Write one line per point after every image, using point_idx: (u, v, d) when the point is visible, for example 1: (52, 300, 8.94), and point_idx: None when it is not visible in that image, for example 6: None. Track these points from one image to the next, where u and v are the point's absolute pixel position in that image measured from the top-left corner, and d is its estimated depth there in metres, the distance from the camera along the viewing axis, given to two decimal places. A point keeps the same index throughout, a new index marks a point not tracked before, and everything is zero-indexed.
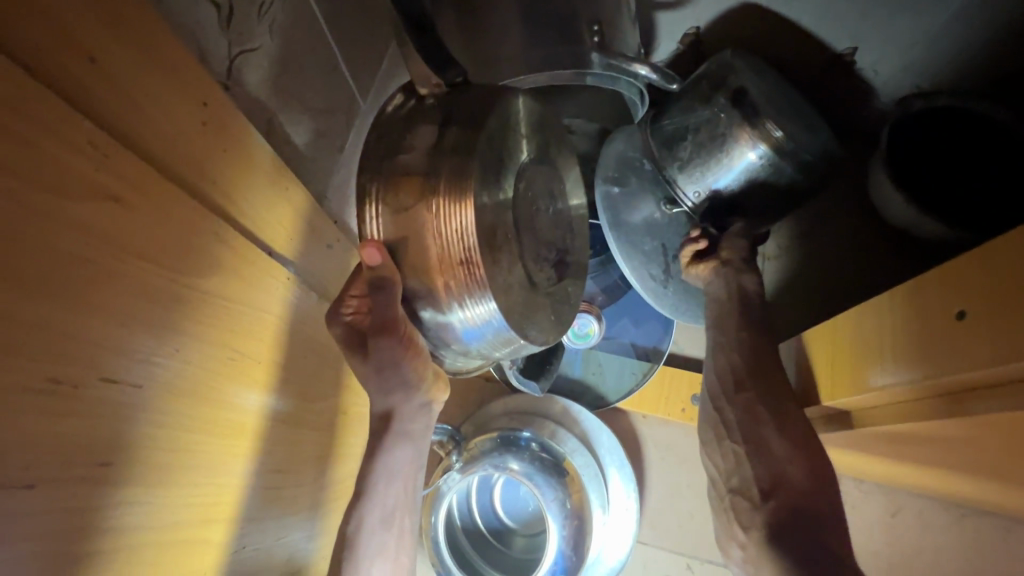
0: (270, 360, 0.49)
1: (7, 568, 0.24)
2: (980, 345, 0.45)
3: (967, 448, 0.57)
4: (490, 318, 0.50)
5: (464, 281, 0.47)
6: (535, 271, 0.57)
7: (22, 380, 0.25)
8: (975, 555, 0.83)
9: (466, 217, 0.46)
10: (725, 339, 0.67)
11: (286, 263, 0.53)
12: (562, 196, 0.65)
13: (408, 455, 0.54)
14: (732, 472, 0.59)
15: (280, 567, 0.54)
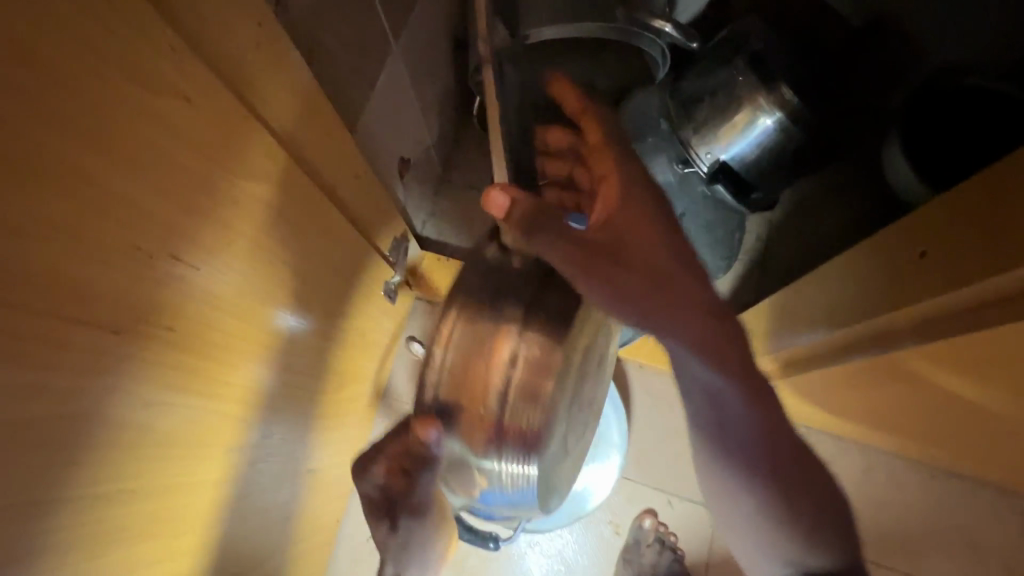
0: (303, 273, 0.56)
1: (92, 390, 0.33)
2: (935, 275, 0.50)
3: (923, 401, 0.63)
4: (523, 479, 0.49)
5: (514, 452, 0.46)
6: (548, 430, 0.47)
7: (119, 245, 0.32)
8: (927, 506, 0.93)
9: (534, 420, 0.45)
10: (686, 372, 0.49)
11: (326, 188, 0.58)
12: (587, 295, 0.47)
13: None
14: (739, 529, 0.54)
15: (293, 455, 0.63)
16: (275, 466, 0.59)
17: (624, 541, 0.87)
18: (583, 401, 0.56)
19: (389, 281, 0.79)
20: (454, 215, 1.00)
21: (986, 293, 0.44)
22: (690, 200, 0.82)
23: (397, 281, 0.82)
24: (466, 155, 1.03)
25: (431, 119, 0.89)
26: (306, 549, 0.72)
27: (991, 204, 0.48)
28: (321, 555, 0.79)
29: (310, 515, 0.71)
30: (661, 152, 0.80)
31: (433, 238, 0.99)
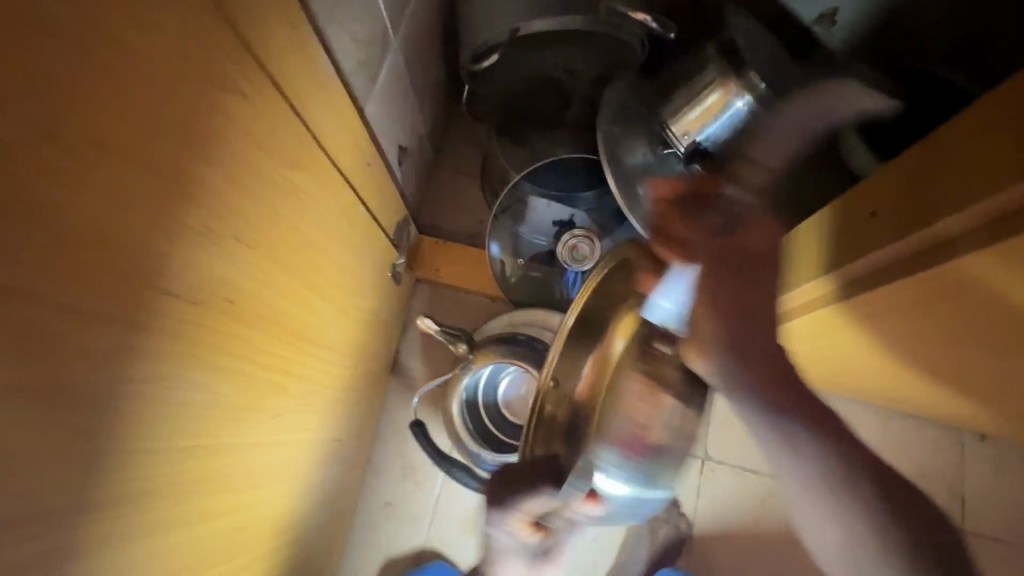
0: (331, 255, 0.60)
1: (175, 352, 0.38)
2: (984, 188, 0.43)
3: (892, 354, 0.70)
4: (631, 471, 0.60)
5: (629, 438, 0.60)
6: (658, 464, 0.62)
7: (193, 224, 0.37)
8: (932, 468, 0.95)
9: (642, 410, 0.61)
10: (731, 374, 0.52)
11: (347, 175, 0.62)
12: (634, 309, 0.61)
13: None
14: (821, 532, 0.52)
15: (327, 424, 0.68)
16: (310, 436, 0.64)
17: None
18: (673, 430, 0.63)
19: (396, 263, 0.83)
20: (450, 200, 1.04)
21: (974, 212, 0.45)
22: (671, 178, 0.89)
23: (402, 263, 0.86)
24: (460, 142, 1.08)
25: (426, 107, 0.94)
26: (331, 514, 0.78)
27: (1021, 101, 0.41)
28: (343, 522, 0.84)
29: (335, 483, 0.77)
30: (642, 134, 0.88)
31: (431, 222, 1.03)
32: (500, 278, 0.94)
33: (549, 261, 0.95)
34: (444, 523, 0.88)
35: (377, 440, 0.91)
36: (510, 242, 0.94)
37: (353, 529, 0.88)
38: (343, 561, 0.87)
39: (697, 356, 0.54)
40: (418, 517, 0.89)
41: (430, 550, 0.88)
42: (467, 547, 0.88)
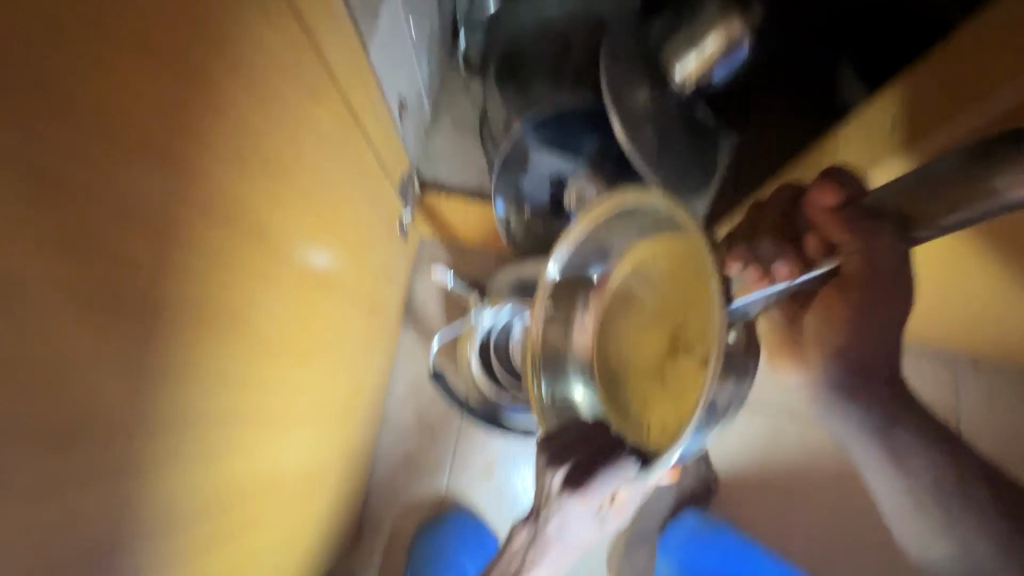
0: (342, 198, 0.59)
1: (217, 282, 0.38)
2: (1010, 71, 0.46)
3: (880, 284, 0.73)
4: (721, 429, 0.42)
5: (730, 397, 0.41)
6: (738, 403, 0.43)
7: (224, 149, 0.36)
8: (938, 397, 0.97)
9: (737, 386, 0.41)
10: (824, 371, 0.45)
11: (356, 116, 0.61)
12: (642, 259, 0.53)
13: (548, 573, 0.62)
14: (913, 530, 0.47)
15: (345, 372, 0.69)
16: (331, 384, 0.64)
17: None
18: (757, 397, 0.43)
19: (402, 216, 0.83)
20: (449, 156, 1.03)
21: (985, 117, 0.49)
22: (672, 123, 0.84)
23: (408, 217, 0.86)
24: (455, 98, 1.07)
25: (422, 59, 0.92)
26: (352, 465, 0.79)
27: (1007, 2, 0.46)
28: (362, 474, 0.85)
29: (354, 434, 0.78)
30: (642, 76, 0.82)
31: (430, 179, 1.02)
32: (506, 230, 0.95)
33: (553, 211, 0.95)
34: (461, 472, 0.90)
35: (389, 395, 0.92)
36: (514, 193, 0.94)
37: (371, 482, 0.89)
38: (363, 513, 0.88)
39: (796, 365, 0.47)
40: (435, 467, 0.90)
41: (448, 498, 0.89)
42: (485, 493, 0.90)
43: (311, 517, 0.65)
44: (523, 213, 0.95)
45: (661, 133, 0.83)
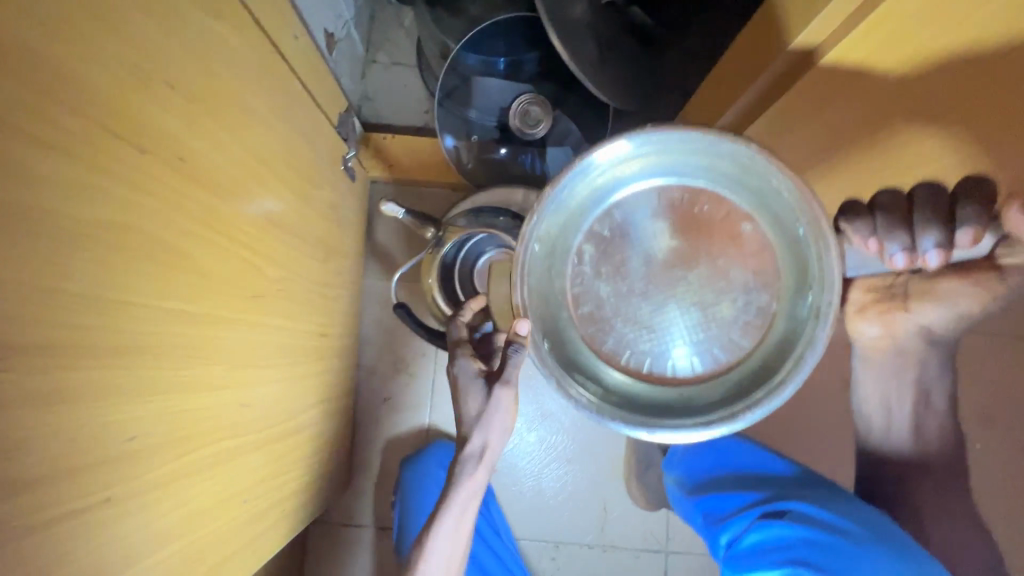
0: (275, 131, 0.57)
1: (140, 207, 0.36)
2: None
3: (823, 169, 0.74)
4: (682, 361, 0.58)
5: (722, 344, 0.57)
6: (697, 350, 0.58)
7: (117, 62, 0.34)
8: None
9: (729, 329, 0.57)
10: (908, 319, 0.62)
11: (275, 43, 0.58)
12: (654, 214, 0.58)
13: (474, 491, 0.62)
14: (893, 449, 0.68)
15: (307, 316, 0.68)
16: (293, 327, 0.64)
17: None
18: (710, 343, 0.58)
19: (347, 156, 0.80)
20: (390, 95, 1.00)
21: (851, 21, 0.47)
22: (612, 31, 0.83)
23: (353, 157, 0.83)
24: (387, 31, 1.02)
25: None
26: (329, 409, 0.80)
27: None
28: (345, 419, 0.86)
29: (327, 379, 0.78)
30: None
31: (372, 119, 0.99)
32: (457, 162, 0.91)
33: (502, 136, 0.93)
34: (442, 406, 0.92)
35: (361, 342, 0.92)
36: (460, 122, 0.91)
37: (355, 428, 0.91)
38: (352, 457, 0.90)
39: (880, 321, 0.64)
40: (417, 405, 0.92)
41: (434, 432, 0.92)
42: None
43: (293, 459, 0.66)
44: (472, 141, 0.92)
45: (602, 44, 0.82)
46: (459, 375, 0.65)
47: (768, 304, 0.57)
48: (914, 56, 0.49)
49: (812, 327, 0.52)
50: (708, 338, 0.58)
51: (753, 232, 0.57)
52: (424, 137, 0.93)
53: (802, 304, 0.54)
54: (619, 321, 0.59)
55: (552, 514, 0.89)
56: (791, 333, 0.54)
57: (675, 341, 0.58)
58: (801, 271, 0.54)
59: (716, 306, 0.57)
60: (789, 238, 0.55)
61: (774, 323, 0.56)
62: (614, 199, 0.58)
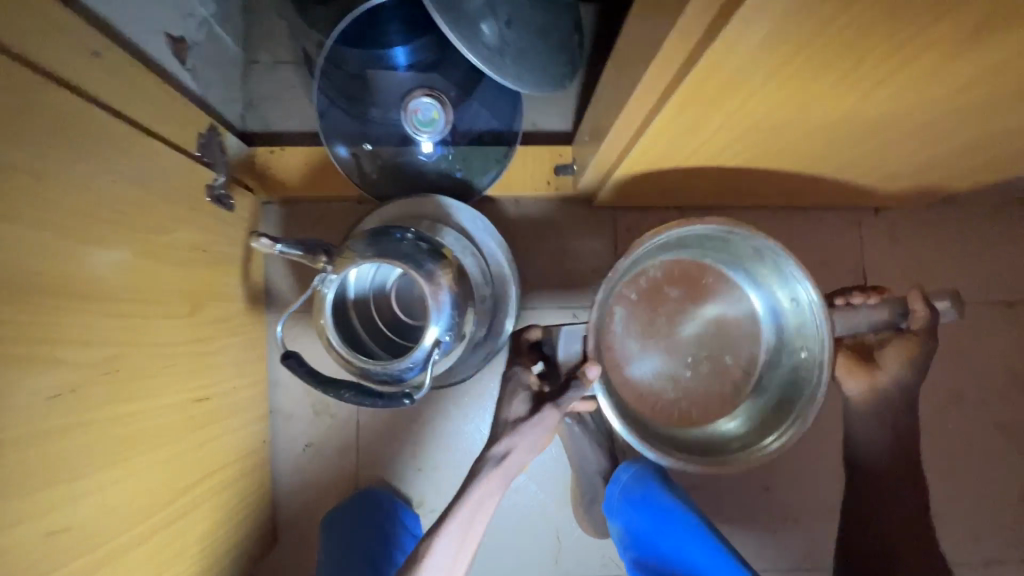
0: (75, 188, 0.47)
1: None
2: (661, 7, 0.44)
3: (759, 156, 0.64)
4: (690, 400, 0.71)
5: (727, 387, 0.71)
6: (695, 391, 0.71)
7: None
8: (870, 257, 0.89)
9: (730, 371, 0.71)
10: (885, 369, 0.70)
11: (60, 77, 0.47)
12: (676, 285, 0.71)
13: (497, 490, 0.61)
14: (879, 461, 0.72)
15: (177, 388, 0.59)
16: (150, 409, 0.55)
17: None
18: (715, 388, 0.71)
19: (214, 184, 0.69)
20: (278, 99, 0.87)
21: (737, 25, 0.35)
22: (513, 6, 0.74)
23: (225, 183, 0.71)
24: (267, 24, 0.88)
25: None
26: (236, 473, 0.71)
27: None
28: (259, 476, 0.78)
29: (226, 443, 0.69)
30: None
31: (260, 131, 0.87)
32: (358, 174, 0.80)
33: (401, 141, 0.81)
34: (373, 448, 0.83)
35: (272, 385, 0.83)
36: (353, 129, 0.80)
37: (275, 481, 0.82)
38: (275, 513, 0.82)
39: (865, 377, 0.70)
40: (342, 448, 0.83)
41: (364, 477, 0.83)
42: (404, 465, 0.83)
43: (176, 550, 0.58)
44: (367, 150, 0.81)
45: (506, 21, 0.74)
46: (513, 379, 0.65)
47: (759, 356, 0.70)
48: (794, 69, 0.41)
49: (808, 382, 0.60)
50: (718, 384, 0.71)
51: (746, 301, 0.70)
52: (316, 149, 0.82)
53: (788, 357, 0.66)
54: (650, 373, 0.71)
55: (499, 552, 0.82)
56: (782, 387, 0.66)
57: (692, 387, 0.71)
58: (782, 332, 0.67)
59: (721, 357, 0.71)
60: (774, 305, 0.66)
61: (766, 375, 0.69)
62: (645, 268, 0.70)
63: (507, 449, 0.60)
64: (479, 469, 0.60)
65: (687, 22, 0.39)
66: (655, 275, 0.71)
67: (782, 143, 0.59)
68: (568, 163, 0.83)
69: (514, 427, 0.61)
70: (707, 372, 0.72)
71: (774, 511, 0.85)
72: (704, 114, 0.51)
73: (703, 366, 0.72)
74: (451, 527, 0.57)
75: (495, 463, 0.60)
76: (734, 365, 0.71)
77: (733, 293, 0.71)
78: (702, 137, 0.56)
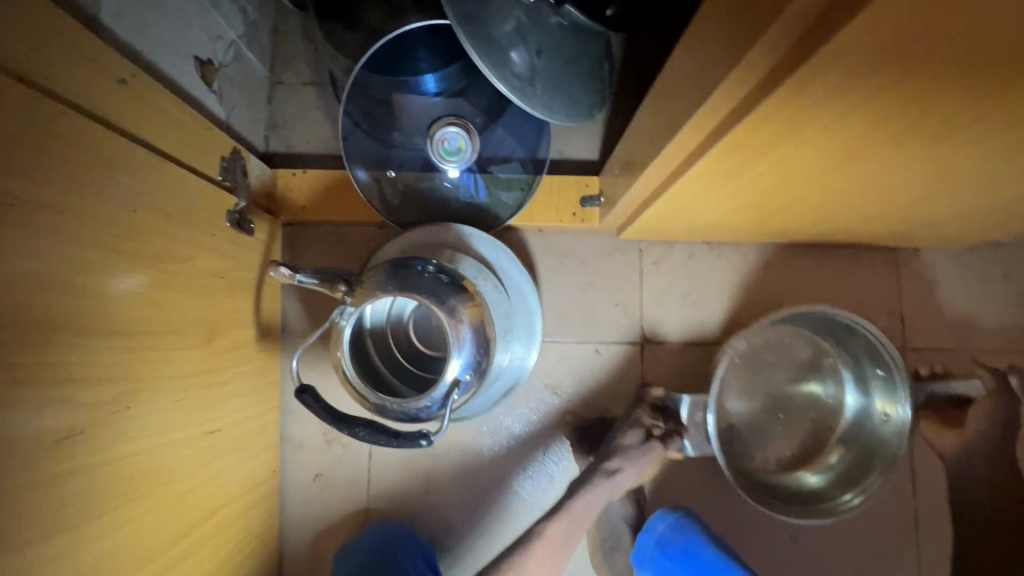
0: (96, 220, 0.45)
1: None
2: (712, 49, 0.42)
3: (798, 199, 0.62)
4: (784, 452, 0.82)
5: (814, 441, 0.81)
6: (790, 445, 0.82)
7: None
8: (909, 298, 0.85)
9: (818, 430, 0.81)
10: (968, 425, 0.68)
11: (86, 106, 0.46)
12: (776, 353, 0.83)
13: (598, 501, 0.64)
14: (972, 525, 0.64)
15: (189, 420, 0.58)
16: (161, 445, 0.53)
17: (563, 400, 0.82)
18: (803, 442, 0.81)
19: (235, 209, 0.67)
20: (302, 121, 0.87)
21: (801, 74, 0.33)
22: (545, 32, 0.71)
23: (246, 207, 0.70)
24: (295, 46, 0.88)
25: (224, 3, 0.73)
26: (244, 506, 0.69)
27: (710, 23, 0.42)
28: (267, 507, 0.75)
29: (237, 474, 0.67)
30: None
31: (283, 152, 0.86)
32: (379, 200, 0.79)
33: (425, 166, 0.79)
34: (384, 481, 0.81)
35: (284, 412, 0.81)
36: (376, 154, 0.79)
37: (283, 511, 0.80)
38: (280, 545, 0.79)
39: (956, 435, 0.69)
40: (352, 480, 0.81)
41: (373, 511, 0.80)
42: (415, 501, 0.80)
43: None
44: (390, 176, 0.79)
45: (538, 48, 0.71)
46: (631, 416, 0.71)
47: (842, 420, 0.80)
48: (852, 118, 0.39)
49: (884, 455, 0.71)
50: (807, 439, 0.81)
51: (834, 367, 0.81)
52: (338, 173, 0.81)
53: (871, 423, 0.75)
54: (750, 427, 0.83)
55: None
56: (862, 449, 0.75)
57: (785, 439, 0.82)
58: (868, 400, 0.76)
59: (810, 416, 0.82)
60: (863, 377, 0.77)
61: (846, 437, 0.78)
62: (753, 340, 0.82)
63: (618, 468, 0.65)
64: (593, 476, 0.65)
65: (751, 61, 0.36)
66: (760, 344, 0.82)
67: (825, 188, 0.56)
68: (595, 195, 0.80)
69: (627, 451, 0.66)
70: (798, 427, 0.82)
71: (802, 565, 0.80)
72: (748, 156, 0.48)
73: (797, 422, 0.82)
74: (565, 518, 0.63)
75: (604, 477, 0.64)
76: (819, 421, 0.81)
77: (825, 361, 0.81)
78: (743, 177, 0.54)
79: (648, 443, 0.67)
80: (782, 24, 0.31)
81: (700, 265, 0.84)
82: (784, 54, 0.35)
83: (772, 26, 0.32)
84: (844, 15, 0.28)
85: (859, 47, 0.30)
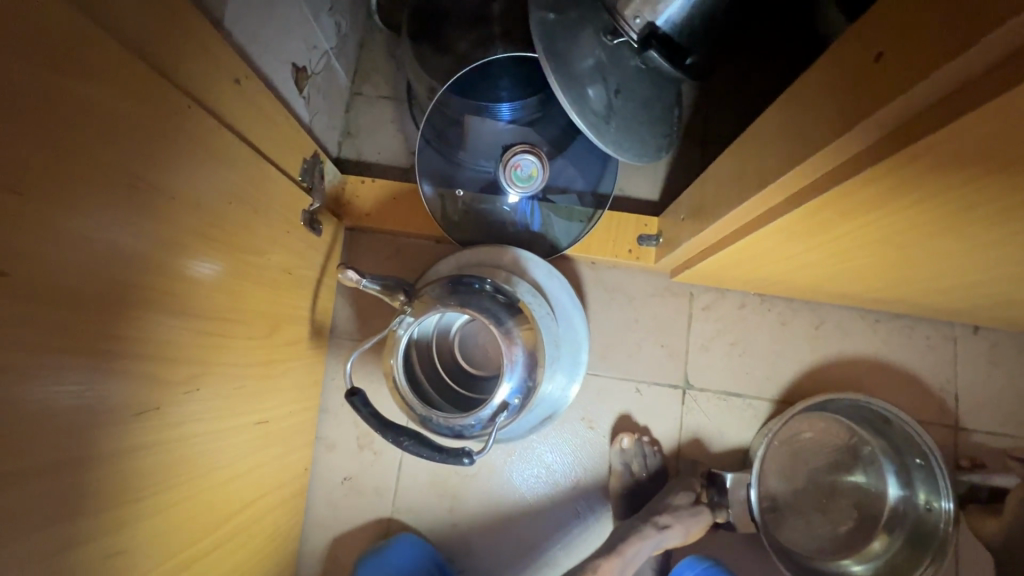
0: (199, 208, 0.48)
1: None
2: (811, 113, 0.43)
3: (868, 267, 0.61)
4: (825, 538, 0.80)
5: (857, 530, 0.79)
6: (829, 530, 0.80)
7: None
8: (964, 374, 0.83)
9: (860, 519, 0.79)
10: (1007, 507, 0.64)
11: (206, 103, 0.49)
12: (812, 436, 0.83)
13: (648, 551, 0.65)
14: None
15: (244, 409, 0.59)
16: (218, 430, 0.54)
17: (599, 435, 0.81)
18: (845, 530, 0.80)
19: (310, 210, 0.70)
20: (375, 132, 0.90)
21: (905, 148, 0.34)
22: (624, 74, 0.73)
23: (318, 209, 0.73)
24: (378, 61, 0.92)
25: (324, 16, 0.77)
26: (277, 500, 0.70)
27: (812, 88, 0.43)
28: (296, 504, 0.76)
29: (276, 468, 0.68)
30: (586, 26, 0.70)
31: (353, 160, 0.89)
32: (441, 216, 0.81)
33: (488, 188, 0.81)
34: (410, 494, 0.80)
35: (322, 411, 0.82)
36: (443, 172, 0.81)
37: (308, 512, 0.80)
38: (300, 544, 0.79)
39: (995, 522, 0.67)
40: (379, 489, 0.81)
41: (396, 523, 0.80)
42: (439, 519, 0.80)
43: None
44: (455, 194, 0.81)
45: (617, 87, 0.73)
46: (680, 479, 0.73)
47: (885, 507, 0.79)
48: (948, 195, 0.39)
49: (935, 545, 0.71)
50: (850, 527, 0.80)
51: (871, 454, 0.80)
52: (405, 186, 0.83)
53: (917, 511, 0.75)
54: (790, 509, 0.81)
55: None
56: (912, 539, 0.75)
57: (827, 526, 0.80)
58: (910, 487, 0.76)
59: (852, 503, 0.80)
60: (903, 465, 0.77)
61: (891, 526, 0.77)
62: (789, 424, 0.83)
63: (670, 525, 0.66)
64: (641, 526, 0.67)
65: (858, 129, 0.37)
66: (799, 426, 0.83)
67: (901, 258, 0.55)
68: (653, 235, 0.81)
69: (677, 508, 0.68)
70: (840, 514, 0.80)
71: None
72: (829, 218, 0.48)
73: (837, 509, 0.80)
74: (617, 558, 0.64)
75: (657, 528, 0.66)
76: (860, 508, 0.80)
77: (863, 449, 0.81)
78: (819, 237, 0.54)
79: (695, 506, 0.70)
80: (902, 99, 0.32)
81: (751, 318, 0.83)
82: (889, 126, 0.36)
83: (886, 100, 0.33)
84: (977, 96, 0.29)
85: (984, 128, 0.30)
